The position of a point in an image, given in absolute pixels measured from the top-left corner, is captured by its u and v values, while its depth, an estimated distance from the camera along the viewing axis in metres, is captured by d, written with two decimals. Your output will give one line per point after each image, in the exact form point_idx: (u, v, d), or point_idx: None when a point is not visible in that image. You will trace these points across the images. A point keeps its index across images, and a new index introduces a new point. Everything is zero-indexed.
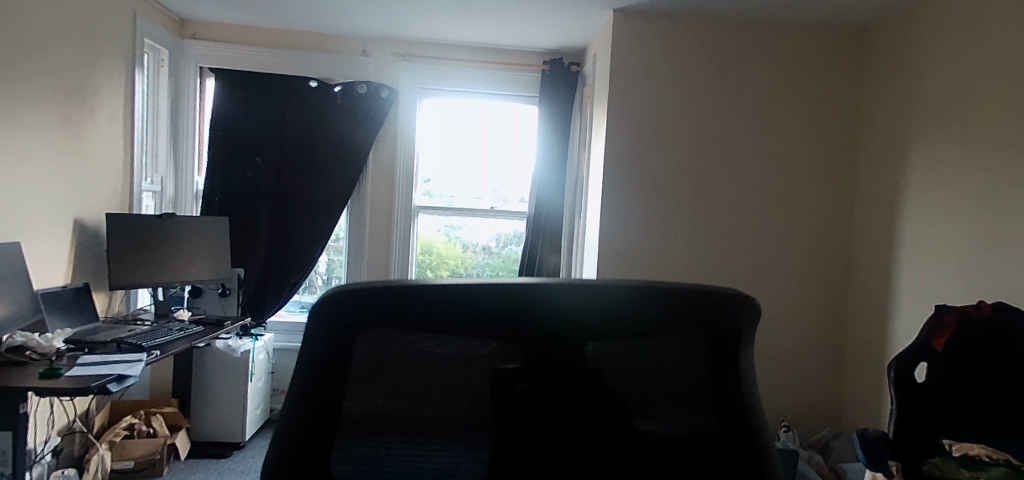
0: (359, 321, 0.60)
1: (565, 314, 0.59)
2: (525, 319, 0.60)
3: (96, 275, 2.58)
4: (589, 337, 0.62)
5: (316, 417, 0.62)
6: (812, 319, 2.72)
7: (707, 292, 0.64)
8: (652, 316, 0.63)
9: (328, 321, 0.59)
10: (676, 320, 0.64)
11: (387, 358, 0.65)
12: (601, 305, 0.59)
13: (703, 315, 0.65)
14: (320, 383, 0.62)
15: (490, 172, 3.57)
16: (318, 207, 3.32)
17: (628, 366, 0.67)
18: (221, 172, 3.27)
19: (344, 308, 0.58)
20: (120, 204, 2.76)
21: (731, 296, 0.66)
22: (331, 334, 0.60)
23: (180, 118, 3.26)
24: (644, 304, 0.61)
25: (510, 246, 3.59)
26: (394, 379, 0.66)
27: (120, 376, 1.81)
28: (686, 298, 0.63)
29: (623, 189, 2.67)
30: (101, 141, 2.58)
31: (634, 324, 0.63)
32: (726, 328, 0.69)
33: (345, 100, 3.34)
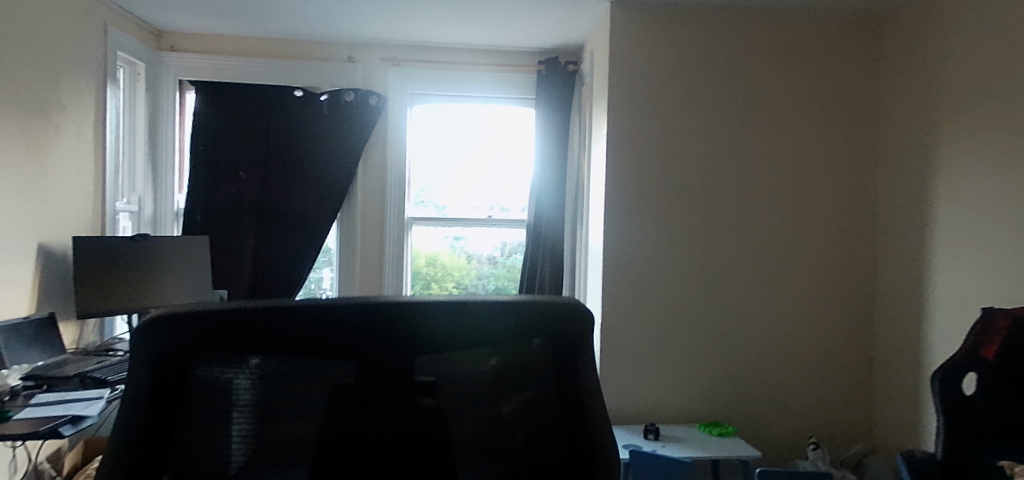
0: (190, 343, 0.58)
1: (398, 331, 0.62)
2: (362, 338, 0.61)
3: (64, 303, 2.41)
4: (421, 353, 0.66)
5: (140, 450, 0.57)
6: (834, 326, 2.52)
7: (540, 304, 0.67)
8: (485, 331, 0.65)
9: (149, 350, 0.56)
10: (511, 333, 0.67)
11: (222, 388, 0.63)
12: (446, 318, 0.62)
13: (543, 326, 0.68)
14: (145, 412, 0.58)
15: (487, 180, 3.39)
16: (306, 223, 3.15)
17: (461, 381, 0.69)
18: (203, 188, 3.11)
19: (176, 327, 0.57)
20: (92, 226, 2.60)
21: (571, 307, 0.68)
22: (159, 357, 0.57)
23: (158, 133, 3.10)
24: (496, 319, 0.65)
25: (516, 255, 3.41)
26: (234, 403, 0.64)
27: (75, 417, 1.64)
28: (518, 312, 0.66)
29: (627, 192, 2.49)
30: (67, 159, 2.41)
31: (467, 341, 0.66)
32: (574, 344, 0.70)
33: (332, 109, 3.18)
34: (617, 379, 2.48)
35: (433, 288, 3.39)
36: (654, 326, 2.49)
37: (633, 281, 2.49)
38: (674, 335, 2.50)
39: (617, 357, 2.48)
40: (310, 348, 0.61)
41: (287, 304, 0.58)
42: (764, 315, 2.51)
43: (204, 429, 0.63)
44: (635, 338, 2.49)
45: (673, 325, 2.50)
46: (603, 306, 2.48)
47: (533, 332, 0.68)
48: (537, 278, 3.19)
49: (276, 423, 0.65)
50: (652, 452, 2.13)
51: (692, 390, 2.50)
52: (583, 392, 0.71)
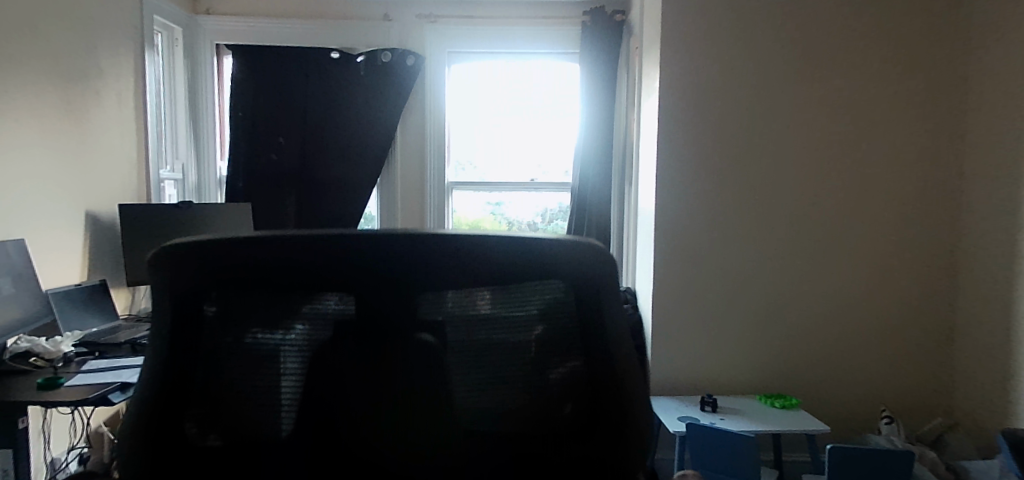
0: (191, 280, 0.60)
1: (382, 266, 0.56)
2: (347, 272, 0.57)
3: (114, 271, 2.43)
4: (420, 290, 0.58)
5: (171, 375, 0.63)
6: (909, 293, 2.32)
7: (548, 246, 0.58)
8: (483, 272, 0.58)
9: (158, 277, 0.60)
10: (516, 277, 0.59)
11: (237, 326, 0.64)
12: (433, 265, 0.56)
13: (551, 272, 0.59)
14: (172, 339, 0.63)
15: (528, 143, 3.26)
16: (346, 189, 3.10)
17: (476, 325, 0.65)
18: (244, 156, 3.08)
19: (178, 261, 0.59)
20: (137, 194, 2.60)
21: (587, 250, 0.58)
22: (173, 288, 0.60)
23: (198, 100, 3.07)
24: (491, 266, 0.57)
25: (556, 222, 3.31)
26: (251, 340, 0.65)
27: (124, 384, 1.63)
28: (519, 254, 0.57)
29: (681, 149, 2.31)
30: (109, 126, 2.40)
31: (465, 284, 0.59)
32: (595, 294, 0.61)
33: (369, 70, 3.08)
34: (670, 346, 2.36)
35: None
36: (709, 291, 2.35)
37: (687, 244, 2.34)
38: (731, 301, 2.35)
39: (670, 324, 2.36)
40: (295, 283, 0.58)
41: (265, 235, 0.56)
42: (830, 280, 2.33)
43: (227, 361, 0.65)
44: (689, 305, 2.35)
45: (730, 291, 2.34)
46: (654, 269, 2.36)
47: (541, 276, 0.59)
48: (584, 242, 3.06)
49: (290, 368, 0.65)
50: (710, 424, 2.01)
51: (751, 359, 2.36)
52: (604, 354, 0.62)
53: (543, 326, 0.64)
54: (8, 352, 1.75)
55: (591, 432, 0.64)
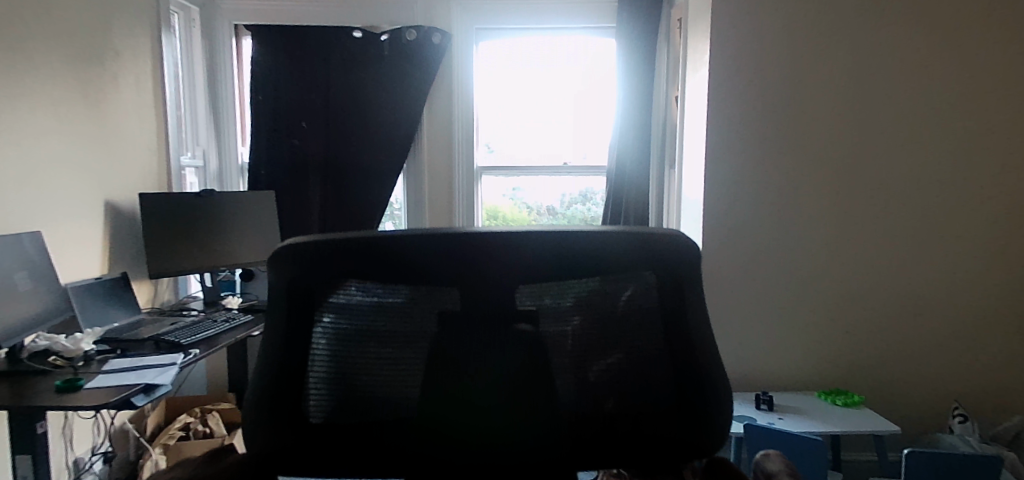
0: (308, 275, 0.68)
1: (494, 260, 0.66)
2: (459, 265, 0.66)
3: (136, 263, 2.34)
4: (522, 278, 0.68)
5: (285, 364, 0.72)
6: (984, 281, 2.13)
7: (646, 236, 0.67)
8: (579, 263, 0.67)
9: (280, 272, 0.69)
10: (605, 268, 0.68)
11: (346, 315, 0.73)
12: (540, 252, 0.65)
13: (641, 261, 0.69)
14: (287, 331, 0.72)
15: (561, 124, 3.11)
16: (372, 174, 2.98)
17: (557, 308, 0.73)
18: (266, 141, 2.97)
19: (296, 258, 0.67)
20: (158, 182, 2.50)
21: (679, 238, 0.69)
22: (289, 285, 0.69)
23: (217, 83, 2.94)
24: (589, 253, 0.66)
25: (575, 207, 3.16)
26: (358, 327, 0.74)
27: (148, 385, 1.53)
28: (618, 245, 0.67)
29: (733, 128, 2.14)
30: (127, 111, 2.29)
31: (562, 271, 0.67)
32: (679, 278, 0.72)
33: (393, 49, 2.94)
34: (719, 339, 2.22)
35: None
36: (761, 281, 2.19)
37: (738, 231, 2.17)
38: (786, 292, 2.19)
39: (719, 316, 2.21)
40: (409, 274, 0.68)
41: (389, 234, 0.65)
42: (895, 268, 2.15)
43: (335, 351, 0.74)
44: (740, 296, 2.20)
45: (784, 280, 2.18)
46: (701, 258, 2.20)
47: (631, 266, 0.68)
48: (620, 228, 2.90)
49: (397, 349, 0.74)
50: (767, 425, 1.87)
51: (807, 353, 2.21)
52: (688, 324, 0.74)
53: (630, 304, 0.74)
54: (26, 352, 1.68)
55: (675, 397, 0.75)
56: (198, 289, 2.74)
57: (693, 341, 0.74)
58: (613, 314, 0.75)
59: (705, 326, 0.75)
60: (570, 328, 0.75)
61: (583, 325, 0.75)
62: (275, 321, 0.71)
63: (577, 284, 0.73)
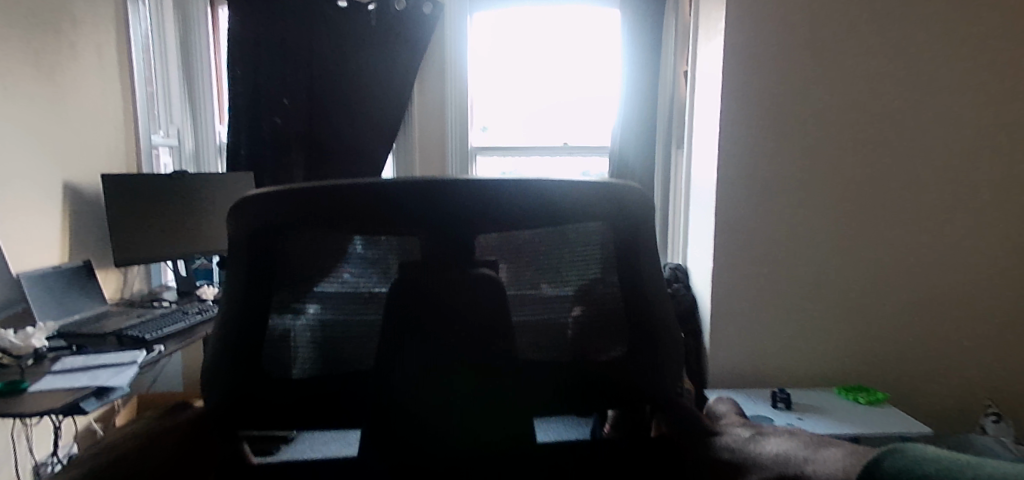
0: (262, 226, 0.72)
1: (449, 206, 0.70)
2: (416, 212, 0.70)
3: (101, 250, 2.15)
4: (481, 229, 0.73)
5: (245, 317, 0.75)
6: (1017, 270, 1.99)
7: (597, 186, 0.72)
8: (528, 209, 0.72)
9: (240, 225, 0.73)
10: (556, 217, 0.73)
11: (303, 271, 0.77)
12: (491, 194, 0.70)
13: (588, 207, 0.73)
14: (243, 286, 0.75)
15: (560, 101, 2.93)
16: (360, 155, 2.81)
17: (529, 262, 0.78)
18: (245, 120, 2.77)
19: (254, 208, 0.72)
20: (125, 163, 2.30)
21: (623, 184, 0.73)
22: (243, 237, 0.73)
23: (192, 57, 2.74)
24: (537, 199, 0.71)
25: None
26: (318, 282, 0.78)
27: (101, 388, 1.36)
28: (568, 193, 0.72)
29: (749, 104, 1.97)
30: (88, 84, 2.09)
31: (514, 216, 0.72)
32: (639, 227, 0.76)
33: (380, 20, 2.74)
34: (732, 331, 2.06)
35: None
36: (778, 269, 2.03)
37: (755, 215, 2.01)
38: (804, 280, 2.03)
39: (732, 307, 2.05)
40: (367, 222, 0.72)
41: (342, 182, 0.70)
42: (921, 254, 2.00)
43: (298, 305, 0.79)
44: (755, 285, 2.04)
45: (802, 267, 2.03)
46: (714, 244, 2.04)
47: (581, 215, 0.74)
48: None
49: (358, 303, 0.79)
50: (788, 427, 1.71)
51: (825, 345, 2.06)
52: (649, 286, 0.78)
53: (592, 267, 0.79)
54: None
55: (637, 355, 0.80)
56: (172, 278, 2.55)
57: (655, 304, 0.78)
58: (578, 277, 0.80)
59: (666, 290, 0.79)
60: (533, 289, 0.80)
61: (542, 285, 0.80)
62: (232, 273, 0.75)
63: (537, 242, 0.77)
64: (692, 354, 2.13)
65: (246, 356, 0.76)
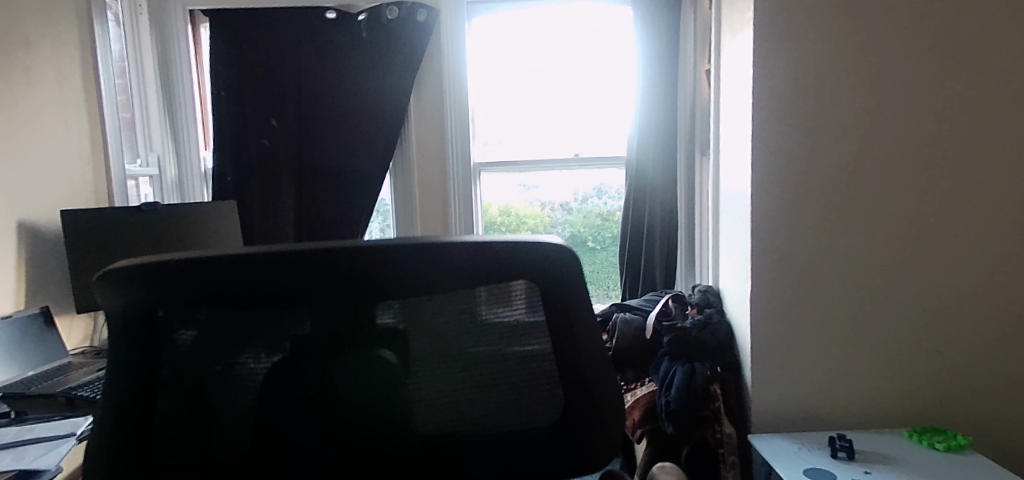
0: (147, 294, 0.70)
1: (345, 276, 0.71)
2: (325, 277, 0.70)
3: (64, 294, 1.95)
4: (388, 293, 0.74)
5: (134, 380, 0.73)
6: None
7: (521, 248, 0.74)
8: (432, 275, 0.73)
9: (117, 296, 0.70)
10: (476, 273, 0.75)
11: (194, 333, 0.76)
12: (397, 260, 0.71)
13: (508, 268, 0.75)
14: (131, 349, 0.73)
15: (570, 109, 2.69)
16: (353, 178, 2.59)
17: (430, 323, 0.81)
18: (230, 145, 2.57)
19: (134, 276, 0.68)
20: (94, 196, 2.11)
21: (546, 244, 0.75)
22: (129, 305, 0.71)
23: (171, 79, 2.55)
24: (440, 262, 0.72)
25: (592, 201, 2.73)
26: (214, 344, 0.77)
27: (25, 472, 1.14)
28: (491, 255, 0.74)
29: (784, 104, 1.71)
30: (47, 113, 1.91)
31: (427, 278, 0.74)
32: (556, 284, 0.78)
33: (372, 31, 2.53)
34: (775, 366, 1.79)
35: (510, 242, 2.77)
36: (827, 292, 1.76)
37: (797, 232, 1.74)
38: (857, 305, 1.76)
39: (774, 338, 1.78)
40: (257, 297, 0.71)
41: (222, 253, 0.68)
42: (991, 271, 1.72)
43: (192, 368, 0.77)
44: (800, 312, 1.77)
45: (852, 290, 1.75)
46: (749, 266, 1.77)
47: (504, 273, 0.76)
48: (645, 228, 2.45)
49: (254, 361, 0.79)
50: None
51: (885, 378, 1.78)
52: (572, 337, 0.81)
53: (508, 315, 0.81)
54: None
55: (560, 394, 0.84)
56: None
57: (587, 351, 0.81)
58: (492, 324, 0.82)
59: (594, 339, 0.82)
60: (435, 337, 0.81)
61: (451, 332, 0.82)
62: (116, 338, 0.72)
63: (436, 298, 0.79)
64: (730, 391, 1.82)
65: (126, 428, 0.74)
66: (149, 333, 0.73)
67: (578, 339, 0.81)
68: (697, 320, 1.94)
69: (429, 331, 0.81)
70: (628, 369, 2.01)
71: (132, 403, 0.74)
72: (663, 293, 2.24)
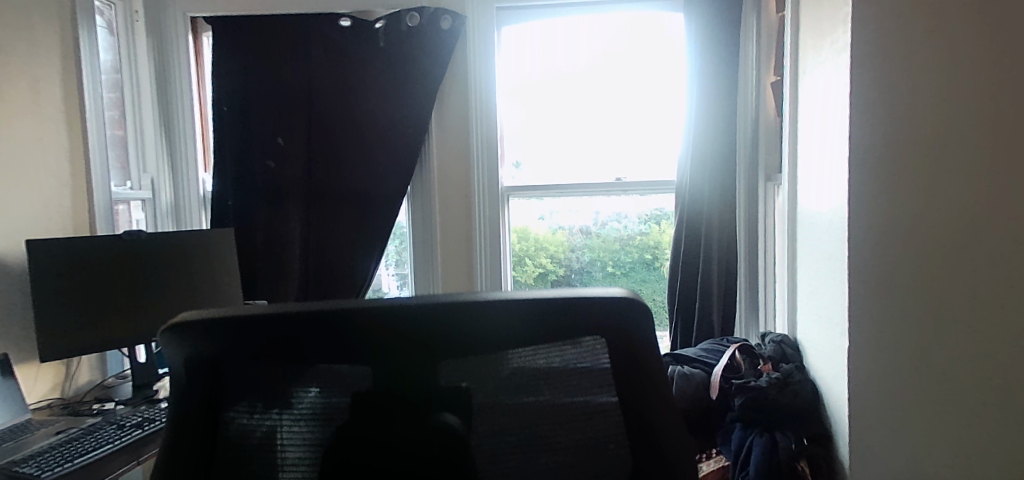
0: (196, 355, 0.63)
1: (395, 334, 0.61)
2: (374, 333, 0.61)
3: (30, 338, 1.68)
4: (450, 354, 0.64)
5: (181, 456, 0.65)
6: None
7: (590, 303, 0.61)
8: (478, 334, 0.62)
9: (176, 355, 0.63)
10: (547, 333, 0.63)
11: (244, 402, 0.67)
12: (448, 316, 0.60)
13: (572, 329, 0.63)
14: (178, 421, 0.65)
15: (613, 127, 2.38)
16: (368, 201, 2.31)
17: (496, 389, 0.68)
18: (234, 165, 2.33)
19: (181, 335, 0.62)
20: (70, 222, 1.84)
21: (603, 298, 0.62)
22: (180, 368, 0.64)
23: (169, 93, 2.30)
24: (505, 319, 0.61)
25: (613, 225, 2.42)
26: (270, 413, 0.68)
27: None
28: (559, 314, 0.61)
29: (906, 117, 1.34)
30: (12, 128, 1.65)
31: (488, 336, 0.63)
32: (638, 345, 0.64)
33: (391, 40, 2.28)
34: (887, 444, 1.40)
35: (528, 270, 2.48)
36: (965, 359, 1.36)
37: (924, 280, 1.36)
38: (1008, 374, 1.34)
39: (891, 411, 1.39)
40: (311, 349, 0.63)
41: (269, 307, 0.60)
42: None
43: (245, 442, 0.68)
44: (919, 379, 1.38)
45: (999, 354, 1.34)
46: (855, 320, 1.39)
47: (576, 333, 0.63)
48: (700, 264, 2.11)
49: (311, 436, 0.68)
50: None
51: None
52: (654, 412, 0.66)
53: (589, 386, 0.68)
54: None
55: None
56: (128, 365, 2.04)
57: (668, 420, 0.66)
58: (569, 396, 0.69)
59: (675, 404, 0.67)
60: (511, 411, 0.69)
61: (530, 406, 0.69)
62: (170, 407, 0.65)
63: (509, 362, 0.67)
64: (821, 470, 1.49)
65: None
66: (210, 395, 0.65)
67: (662, 406, 0.66)
68: (773, 377, 1.63)
69: (503, 403, 0.69)
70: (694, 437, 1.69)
71: (179, 473, 0.64)
72: (725, 341, 1.93)
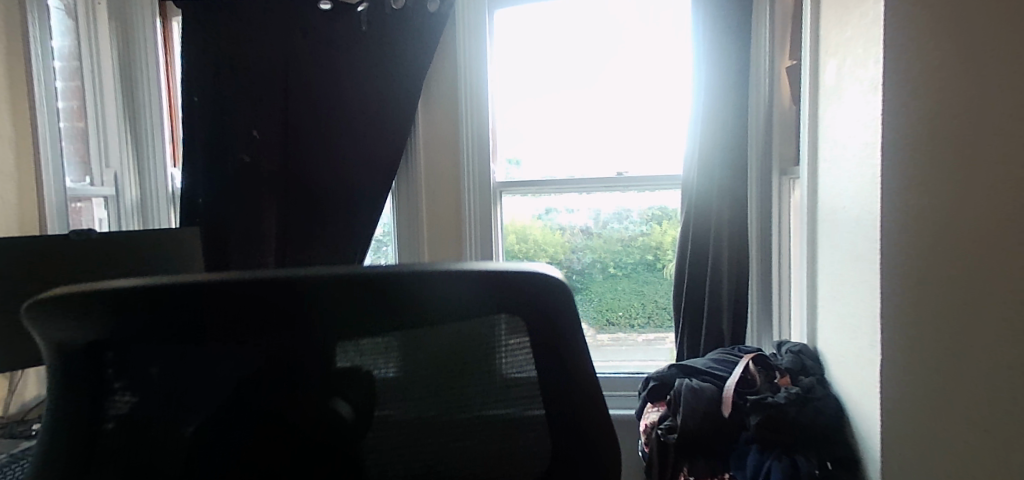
0: (73, 328, 0.64)
1: (266, 308, 0.61)
2: (245, 308, 0.61)
3: None
4: (334, 328, 0.64)
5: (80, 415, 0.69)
6: None
7: (465, 276, 0.61)
8: (360, 311, 0.62)
9: (54, 329, 0.65)
10: (425, 310, 0.63)
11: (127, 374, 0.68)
12: (324, 290, 0.60)
13: (451, 302, 0.62)
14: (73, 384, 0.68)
15: (614, 119, 2.21)
16: (348, 199, 2.14)
17: (385, 360, 0.68)
18: (205, 159, 2.17)
19: (52, 310, 0.62)
20: (16, 221, 1.68)
21: (481, 272, 0.61)
22: (62, 340, 0.66)
23: (136, 82, 2.14)
24: (376, 295, 0.61)
25: (614, 226, 2.25)
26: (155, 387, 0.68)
27: None
28: (433, 289, 0.61)
29: (977, 94, 1.11)
30: None
31: (365, 312, 0.62)
32: (522, 315, 0.64)
33: (373, 24, 2.10)
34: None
35: None
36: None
37: (1000, 291, 1.13)
38: None
39: (945, 444, 1.16)
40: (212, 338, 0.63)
41: (130, 286, 0.60)
42: None
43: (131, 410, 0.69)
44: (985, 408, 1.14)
45: None
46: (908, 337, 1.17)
47: (456, 308, 0.63)
48: (709, 265, 1.94)
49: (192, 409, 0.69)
50: None
51: None
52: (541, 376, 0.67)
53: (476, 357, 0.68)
54: None
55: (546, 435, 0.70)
56: None
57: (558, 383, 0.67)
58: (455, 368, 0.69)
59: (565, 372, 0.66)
60: (398, 382, 0.69)
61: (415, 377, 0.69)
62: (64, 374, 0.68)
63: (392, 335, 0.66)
64: None
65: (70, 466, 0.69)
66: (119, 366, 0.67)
67: (552, 371, 0.67)
68: (792, 392, 1.46)
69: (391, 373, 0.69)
70: (698, 457, 1.52)
71: (81, 430, 0.70)
72: (736, 351, 1.76)
